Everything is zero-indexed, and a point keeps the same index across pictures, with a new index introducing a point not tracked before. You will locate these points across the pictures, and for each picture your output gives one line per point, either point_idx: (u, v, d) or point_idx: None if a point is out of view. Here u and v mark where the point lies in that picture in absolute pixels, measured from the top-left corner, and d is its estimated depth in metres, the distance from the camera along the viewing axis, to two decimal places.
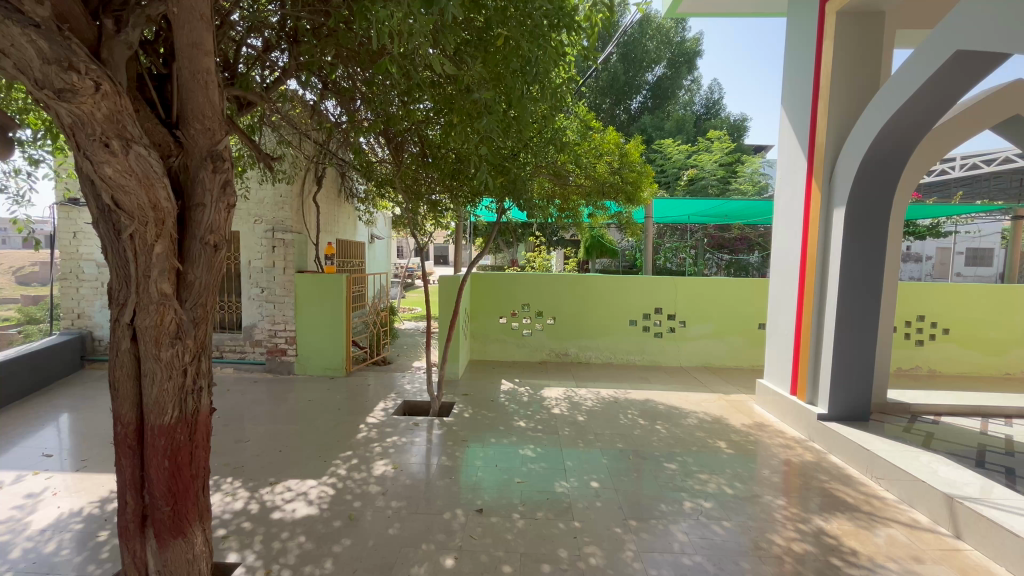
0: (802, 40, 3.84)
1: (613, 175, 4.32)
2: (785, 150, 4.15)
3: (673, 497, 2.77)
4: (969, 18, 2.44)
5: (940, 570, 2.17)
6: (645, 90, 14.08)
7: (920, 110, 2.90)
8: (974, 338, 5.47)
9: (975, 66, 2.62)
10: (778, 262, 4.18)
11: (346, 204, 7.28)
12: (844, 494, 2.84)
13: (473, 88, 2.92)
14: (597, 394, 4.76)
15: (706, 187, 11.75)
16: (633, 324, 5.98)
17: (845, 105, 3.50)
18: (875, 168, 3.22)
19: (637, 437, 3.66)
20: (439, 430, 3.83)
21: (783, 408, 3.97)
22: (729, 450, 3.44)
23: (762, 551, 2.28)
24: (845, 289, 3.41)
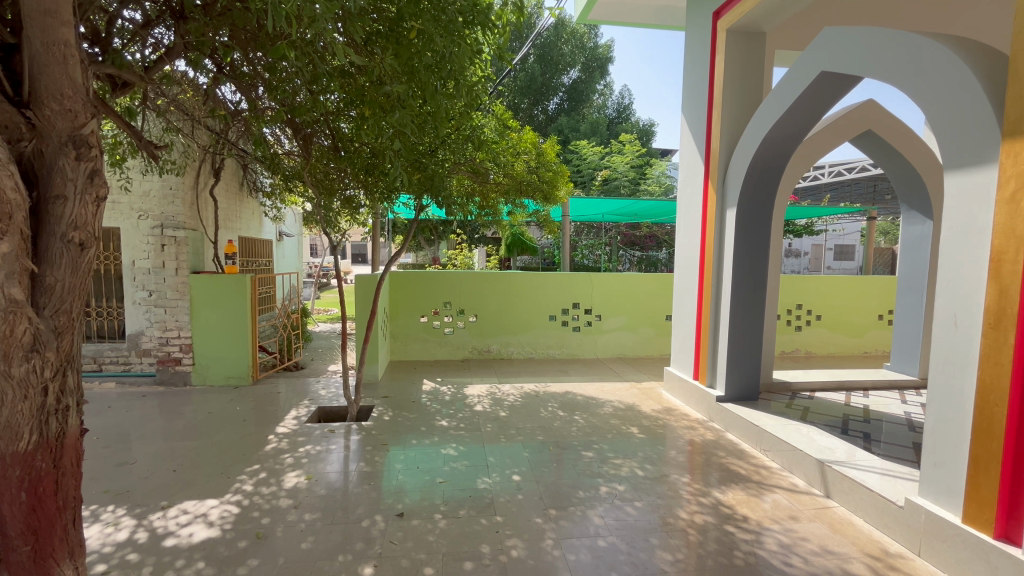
0: (697, 54, 4.18)
1: (529, 174, 4.39)
2: (685, 153, 4.49)
3: (590, 483, 2.90)
4: (832, 43, 2.79)
5: (813, 526, 2.47)
6: (562, 92, 14.56)
7: (795, 122, 3.27)
8: (840, 323, 6.29)
9: (837, 86, 3.00)
10: (681, 258, 4.51)
11: (249, 199, 6.74)
12: (738, 467, 3.14)
13: (385, 81, 2.84)
14: (519, 389, 4.84)
15: (619, 187, 12.35)
16: (552, 319, 6.16)
17: (735, 115, 3.85)
18: (760, 172, 3.58)
19: (558, 429, 3.77)
20: (357, 435, 3.68)
21: (687, 392, 4.31)
22: (640, 434, 3.67)
23: (670, 526, 2.45)
24: (737, 281, 3.76)
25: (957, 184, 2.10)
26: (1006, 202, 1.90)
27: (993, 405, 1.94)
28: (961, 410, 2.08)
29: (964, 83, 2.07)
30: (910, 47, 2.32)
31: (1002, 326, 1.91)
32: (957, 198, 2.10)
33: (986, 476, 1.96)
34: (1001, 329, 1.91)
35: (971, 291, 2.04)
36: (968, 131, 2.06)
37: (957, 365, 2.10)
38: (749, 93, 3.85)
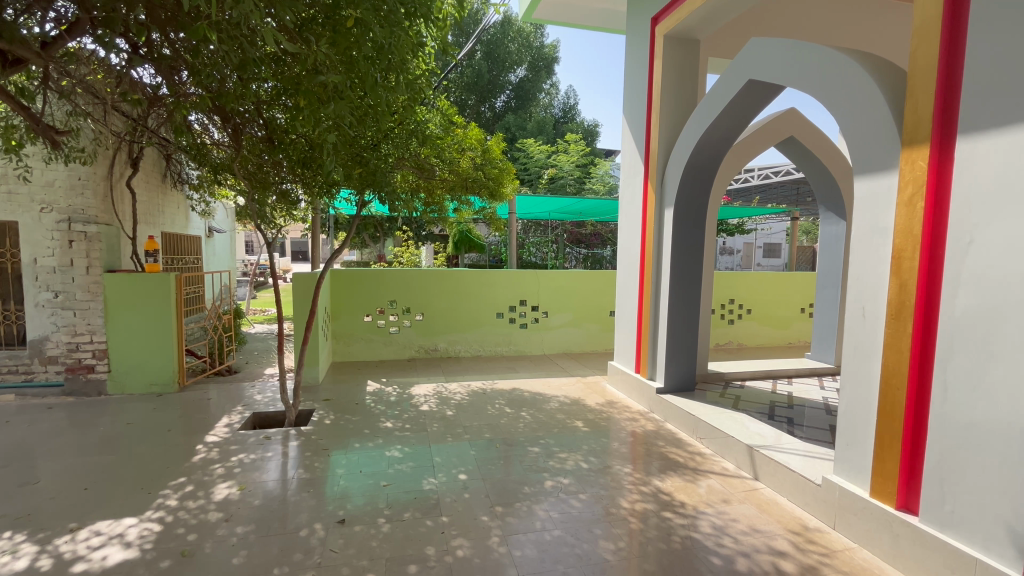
0: (637, 58, 4.31)
1: (475, 170, 4.33)
2: (626, 152, 4.62)
3: (536, 478, 2.93)
4: (758, 53, 2.95)
5: (743, 508, 2.63)
6: (509, 90, 14.59)
7: (726, 125, 3.45)
8: (768, 316, 6.74)
9: (764, 93, 3.19)
10: (623, 254, 4.64)
11: (174, 192, 6.25)
12: (675, 455, 3.29)
13: (321, 70, 2.72)
14: (467, 387, 4.81)
15: (565, 186, 12.56)
16: (499, 317, 6.17)
17: (672, 117, 4.01)
18: (695, 172, 3.75)
19: (505, 426, 3.78)
20: (296, 440, 3.52)
21: (629, 385, 4.46)
22: (585, 428, 3.75)
23: (612, 516, 2.52)
24: (675, 277, 3.93)
25: (866, 187, 2.29)
26: (905, 204, 2.09)
27: (894, 389, 2.14)
28: (869, 394, 2.27)
29: (871, 95, 2.26)
30: (827, 60, 2.50)
31: (902, 317, 2.10)
32: (865, 200, 2.29)
33: (890, 453, 2.16)
34: (901, 319, 2.10)
35: (875, 286, 2.24)
36: (874, 139, 2.25)
37: (866, 353, 2.29)
38: (685, 97, 4.02)
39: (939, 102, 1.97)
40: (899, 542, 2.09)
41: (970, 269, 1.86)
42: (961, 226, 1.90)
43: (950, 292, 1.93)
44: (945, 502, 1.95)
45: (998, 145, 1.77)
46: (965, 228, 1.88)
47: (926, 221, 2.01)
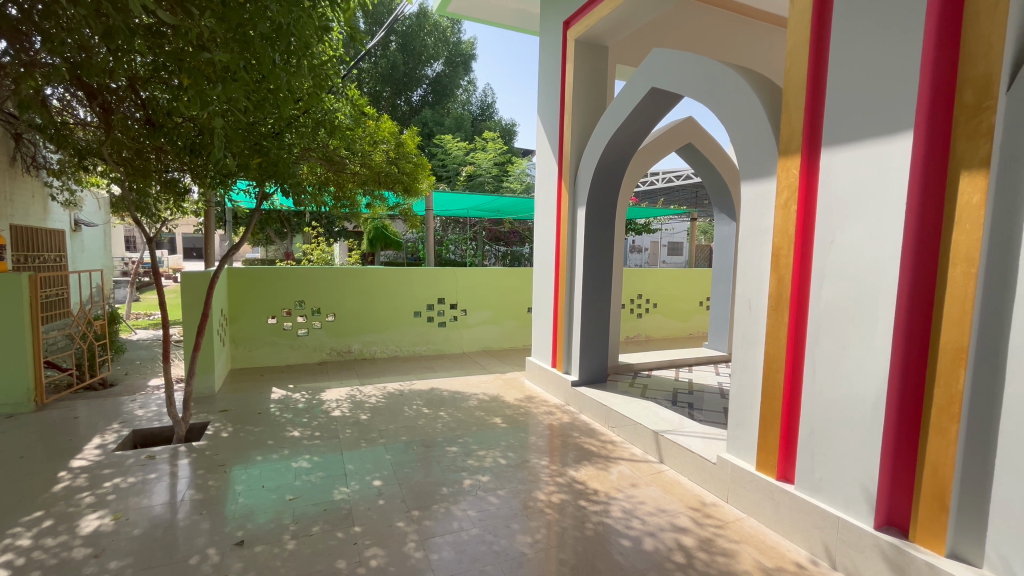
0: (550, 60, 4.42)
1: (388, 164, 4.16)
2: (540, 151, 4.71)
3: (454, 478, 2.90)
4: (660, 63, 3.15)
5: (650, 490, 2.80)
6: (425, 84, 14.29)
7: (633, 129, 3.65)
8: (671, 309, 7.26)
9: (665, 102, 3.41)
10: (539, 251, 4.73)
11: (26, 178, 5.34)
12: (589, 444, 3.43)
13: (208, 47, 2.44)
14: (382, 389, 4.64)
15: (483, 184, 12.60)
16: (417, 315, 6.02)
17: (583, 119, 4.15)
18: (604, 173, 3.92)
19: (423, 428, 3.70)
20: (187, 458, 3.17)
21: (546, 379, 4.57)
22: (503, 424, 3.78)
23: (529, 509, 2.56)
24: (587, 273, 4.09)
25: (750, 190, 2.53)
26: (781, 207, 2.34)
27: (775, 372, 2.39)
28: (754, 378, 2.52)
29: (754, 107, 2.50)
30: (718, 72, 2.72)
31: (780, 307, 2.35)
32: (750, 202, 2.53)
33: (771, 430, 2.41)
34: (780, 310, 2.36)
35: (758, 280, 2.49)
36: (757, 147, 2.49)
37: (752, 340, 2.53)
38: (595, 101, 4.18)
39: (808, 118, 2.23)
40: (779, 508, 2.35)
41: (832, 265, 2.13)
42: (825, 227, 2.16)
43: (817, 285, 2.19)
44: (815, 470, 2.21)
45: (853, 157, 2.04)
46: (828, 228, 2.15)
47: (798, 222, 2.27)
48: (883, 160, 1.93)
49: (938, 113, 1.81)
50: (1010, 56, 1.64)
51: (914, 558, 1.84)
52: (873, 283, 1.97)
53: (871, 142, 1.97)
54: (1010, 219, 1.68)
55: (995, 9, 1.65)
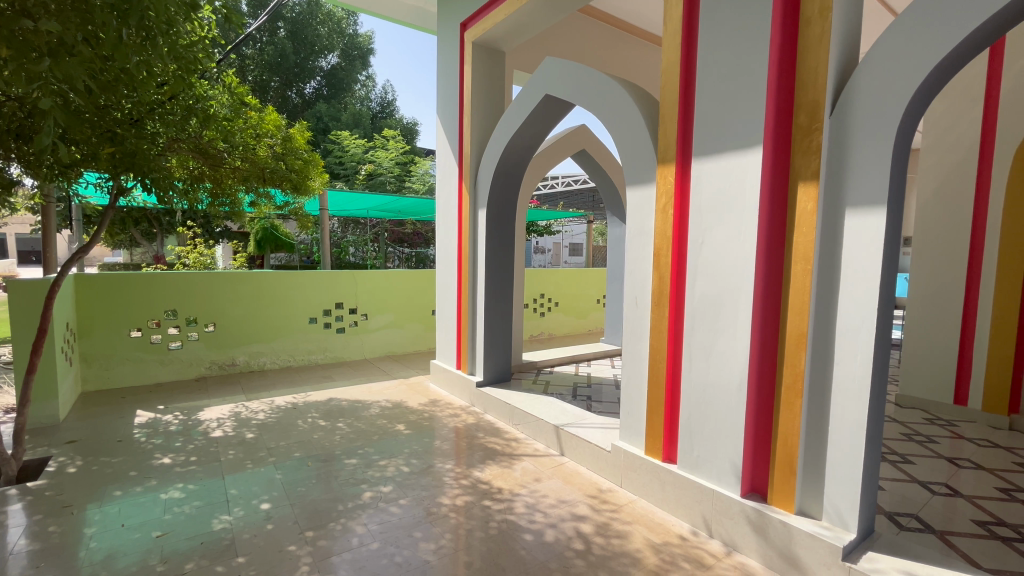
0: (448, 60, 4.39)
1: (274, 160, 3.83)
2: (440, 151, 4.66)
3: (353, 492, 2.75)
4: (552, 71, 3.28)
5: (551, 483, 2.90)
6: (320, 76, 13.47)
7: (530, 134, 3.76)
8: (571, 307, 7.61)
9: (558, 109, 3.56)
10: (441, 252, 4.68)
11: None
12: (494, 443, 3.46)
13: (33, 13, 2.03)
14: (272, 403, 4.27)
15: (384, 183, 12.17)
16: (312, 322, 5.64)
17: (482, 121, 4.19)
18: (504, 176, 3.99)
19: (319, 441, 3.47)
20: (20, 502, 2.64)
21: (451, 381, 4.53)
22: (407, 431, 3.68)
23: (433, 516, 2.52)
24: (490, 273, 4.13)
25: (633, 195, 2.73)
26: (661, 211, 2.56)
27: (658, 362, 2.60)
28: (641, 369, 2.72)
29: (635, 118, 2.70)
30: (603, 84, 2.90)
31: (662, 303, 2.57)
32: (633, 206, 2.73)
33: (657, 416, 2.63)
34: (662, 305, 2.57)
35: (642, 278, 2.69)
36: (639, 155, 2.69)
37: (638, 334, 2.73)
38: (493, 104, 4.23)
39: (680, 130, 2.46)
40: (664, 487, 2.56)
41: (703, 264, 2.37)
42: (696, 230, 2.39)
43: (692, 282, 2.43)
44: (693, 449, 2.44)
45: (717, 167, 2.29)
46: (698, 231, 2.38)
47: (675, 225, 2.50)
48: (741, 171, 2.19)
49: (781, 132, 2.10)
50: (831, 87, 1.97)
51: (771, 518, 2.11)
52: (736, 279, 2.23)
53: (731, 154, 2.23)
54: (836, 223, 1.99)
55: (819, 47, 1.97)
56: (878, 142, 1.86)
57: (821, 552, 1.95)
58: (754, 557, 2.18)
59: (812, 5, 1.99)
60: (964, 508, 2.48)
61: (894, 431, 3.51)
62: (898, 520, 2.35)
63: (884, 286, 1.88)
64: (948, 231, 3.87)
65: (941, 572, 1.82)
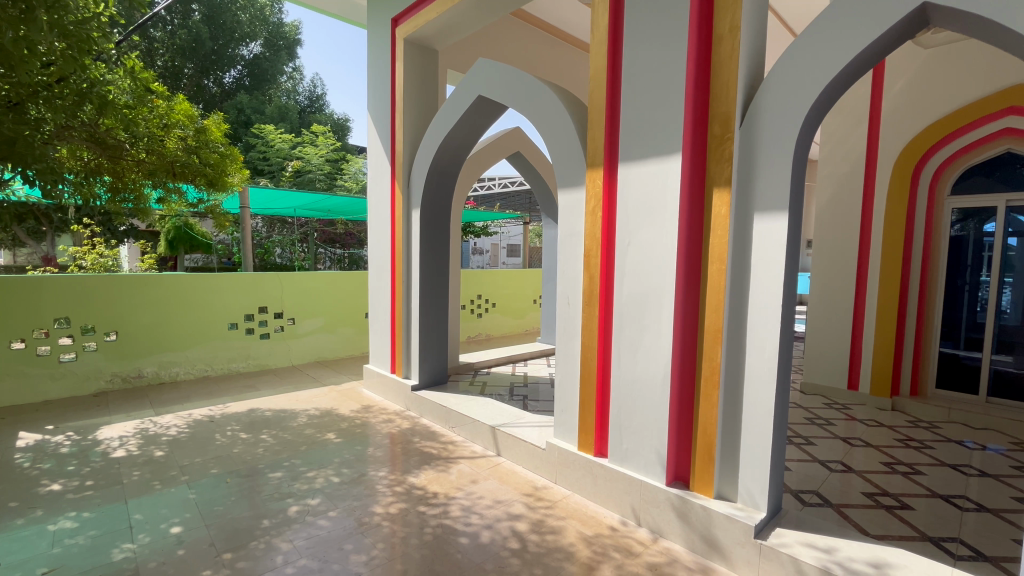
0: (379, 57, 4.28)
1: (185, 154, 3.49)
2: (371, 149, 4.51)
3: (278, 507, 2.60)
4: (485, 72, 3.29)
5: (487, 483, 2.90)
6: (241, 65, 12.61)
7: (464, 135, 3.74)
8: (508, 308, 7.66)
9: (491, 111, 3.57)
10: (373, 253, 4.53)
11: None
12: (430, 447, 3.41)
13: None
14: (186, 417, 3.94)
15: (313, 181, 11.63)
16: (232, 328, 5.26)
17: (415, 119, 4.11)
18: (438, 175, 3.94)
19: (240, 456, 3.23)
20: None
21: (386, 386, 4.40)
22: (338, 439, 3.53)
23: (364, 526, 2.43)
24: (425, 274, 4.06)
25: (564, 197, 2.79)
26: (590, 214, 2.64)
27: (590, 360, 2.68)
28: (573, 367, 2.79)
29: (565, 123, 2.77)
30: (535, 88, 2.95)
31: (592, 302, 2.65)
32: (564, 208, 2.79)
33: (589, 412, 2.71)
34: (592, 305, 2.66)
35: (573, 278, 2.76)
36: (569, 159, 2.76)
37: (570, 333, 2.80)
38: (426, 103, 4.17)
39: (607, 136, 2.56)
40: (596, 481, 2.64)
41: (630, 265, 2.47)
42: (623, 231, 2.49)
43: (620, 281, 2.52)
44: (623, 443, 2.53)
45: (641, 172, 2.40)
46: (625, 232, 2.48)
47: (603, 227, 2.58)
48: (663, 176, 2.31)
49: (698, 140, 2.25)
50: (740, 100, 2.13)
51: (693, 504, 2.24)
52: (659, 279, 2.35)
53: (653, 160, 2.34)
54: (746, 226, 2.16)
55: (730, 63, 2.13)
56: (780, 153, 2.04)
57: (735, 532, 2.10)
58: (678, 542, 2.30)
59: (723, 23, 2.14)
60: (855, 482, 2.78)
61: (799, 416, 3.86)
62: (802, 497, 2.59)
63: (786, 283, 2.06)
64: (842, 234, 4.31)
65: (836, 542, 2.02)
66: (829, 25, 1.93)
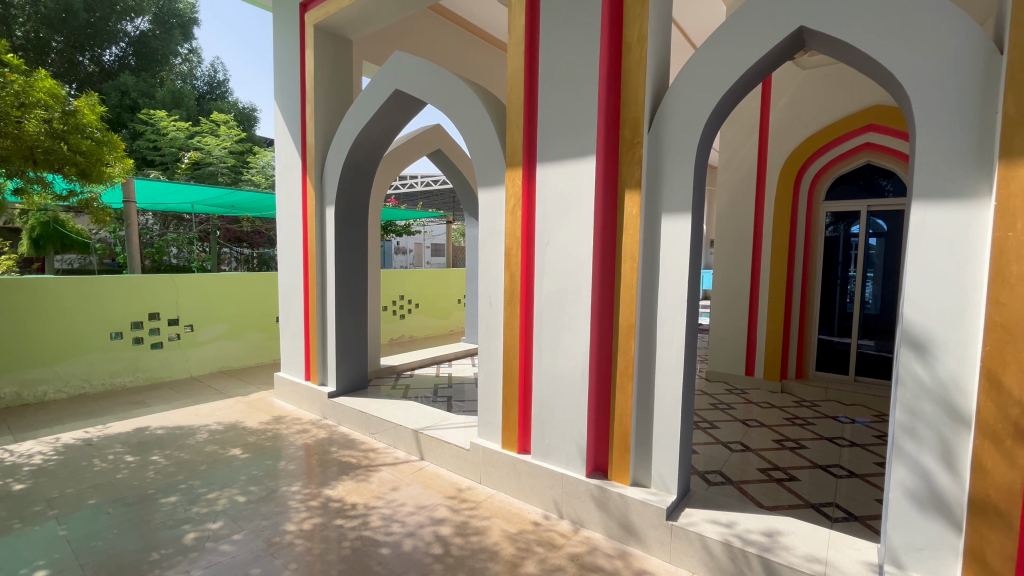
0: (286, 43, 4.00)
1: (49, 139, 3.02)
2: (279, 140, 4.20)
3: (172, 536, 2.34)
4: (401, 65, 3.19)
5: (410, 489, 2.82)
6: (124, 42, 11.21)
7: (380, 129, 3.60)
8: (433, 308, 7.53)
9: (407, 106, 3.47)
10: (283, 253, 4.22)
11: None
12: (349, 456, 3.25)
13: None
14: (56, 443, 3.42)
15: (214, 174, 10.65)
16: (116, 338, 4.65)
17: (328, 112, 3.89)
18: (354, 171, 3.77)
19: (124, 482, 2.86)
20: None
21: (300, 394, 4.14)
22: (244, 455, 3.25)
23: (275, 546, 2.26)
24: (341, 274, 3.87)
25: (484, 196, 2.79)
26: (510, 213, 2.65)
27: (512, 357, 2.70)
28: (495, 367, 2.79)
29: (485, 122, 2.76)
30: (453, 86, 2.91)
31: (513, 300, 2.67)
32: (484, 207, 2.78)
33: (512, 409, 2.72)
34: (513, 303, 2.67)
35: (494, 276, 2.76)
36: (488, 157, 2.76)
37: (492, 332, 2.80)
38: (339, 96, 3.97)
39: (525, 136, 2.58)
40: (520, 478, 2.67)
41: (549, 263, 2.51)
42: (542, 231, 2.53)
43: (540, 279, 2.56)
44: (545, 438, 2.58)
45: (558, 173, 2.45)
46: (544, 232, 2.52)
47: (523, 225, 2.61)
48: (580, 177, 2.37)
49: (611, 144, 2.34)
50: (647, 107, 2.24)
51: (611, 492, 2.33)
52: (576, 278, 2.41)
53: (569, 161, 2.40)
54: (654, 227, 2.28)
55: (638, 71, 2.24)
56: (683, 159, 2.18)
57: (649, 516, 2.21)
58: (598, 531, 2.39)
59: (632, 32, 2.24)
60: (752, 459, 3.05)
61: (705, 402, 4.17)
62: (708, 477, 2.80)
63: (689, 281, 2.22)
64: (739, 234, 4.72)
65: (736, 516, 2.21)
66: (722, 41, 2.09)
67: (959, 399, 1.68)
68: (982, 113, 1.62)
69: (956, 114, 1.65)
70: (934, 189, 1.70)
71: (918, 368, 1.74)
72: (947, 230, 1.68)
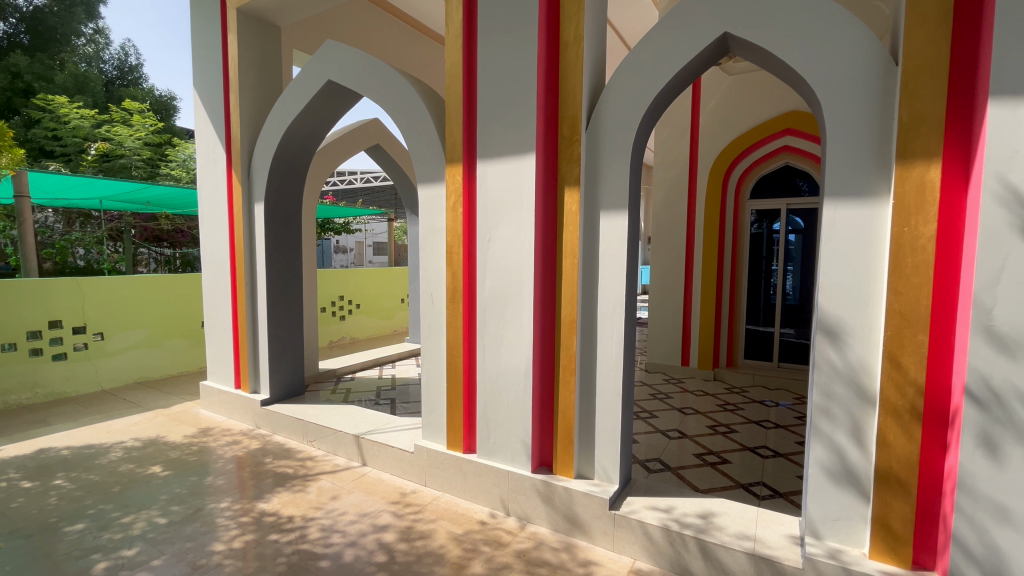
0: (206, 26, 3.70)
1: None
2: (200, 131, 3.89)
3: (78, 567, 2.11)
4: (334, 55, 3.05)
5: (351, 497, 2.71)
6: (13, 18, 9.96)
7: (313, 122, 3.43)
8: (375, 308, 7.31)
9: (342, 98, 3.33)
10: (207, 253, 3.93)
11: None
12: (284, 467, 3.08)
13: None
14: None
15: (127, 167, 9.73)
16: (9, 350, 4.12)
17: (254, 102, 3.65)
18: (285, 165, 3.56)
19: (19, 512, 2.54)
20: None
21: (229, 404, 3.87)
22: (165, 472, 3.00)
23: (201, 569, 2.09)
24: (272, 275, 3.65)
25: (424, 193, 2.72)
26: (451, 210, 2.61)
27: (456, 357, 2.66)
28: (439, 366, 2.74)
29: (424, 117, 2.69)
30: (390, 79, 2.81)
31: (456, 299, 2.63)
32: (425, 203, 2.72)
33: (456, 409, 2.68)
34: (455, 302, 2.63)
35: (436, 273, 2.70)
36: (428, 153, 2.69)
37: (435, 331, 2.74)
38: (267, 86, 3.74)
39: (465, 132, 2.55)
40: (466, 477, 2.64)
41: (491, 260, 2.50)
42: (483, 228, 2.51)
43: (482, 277, 2.53)
44: (490, 437, 2.56)
45: (499, 170, 2.44)
46: (485, 229, 2.50)
47: (464, 222, 2.58)
48: (520, 174, 2.37)
49: (550, 141, 2.36)
50: (585, 106, 2.28)
51: (556, 487, 2.36)
52: (518, 275, 2.41)
53: (509, 158, 2.39)
54: (593, 224, 2.33)
55: (575, 70, 2.27)
56: (619, 157, 2.24)
57: (592, 507, 2.26)
58: (544, 525, 2.41)
59: (569, 31, 2.27)
60: (688, 446, 3.20)
61: (644, 393, 4.33)
62: (648, 465, 2.91)
63: (627, 276, 2.28)
64: (675, 231, 4.93)
65: (674, 501, 2.30)
66: (654, 44, 2.16)
67: (865, 379, 1.84)
68: (881, 119, 1.77)
69: (860, 120, 1.80)
70: (842, 188, 1.84)
71: (831, 353, 1.88)
72: (853, 226, 1.83)
